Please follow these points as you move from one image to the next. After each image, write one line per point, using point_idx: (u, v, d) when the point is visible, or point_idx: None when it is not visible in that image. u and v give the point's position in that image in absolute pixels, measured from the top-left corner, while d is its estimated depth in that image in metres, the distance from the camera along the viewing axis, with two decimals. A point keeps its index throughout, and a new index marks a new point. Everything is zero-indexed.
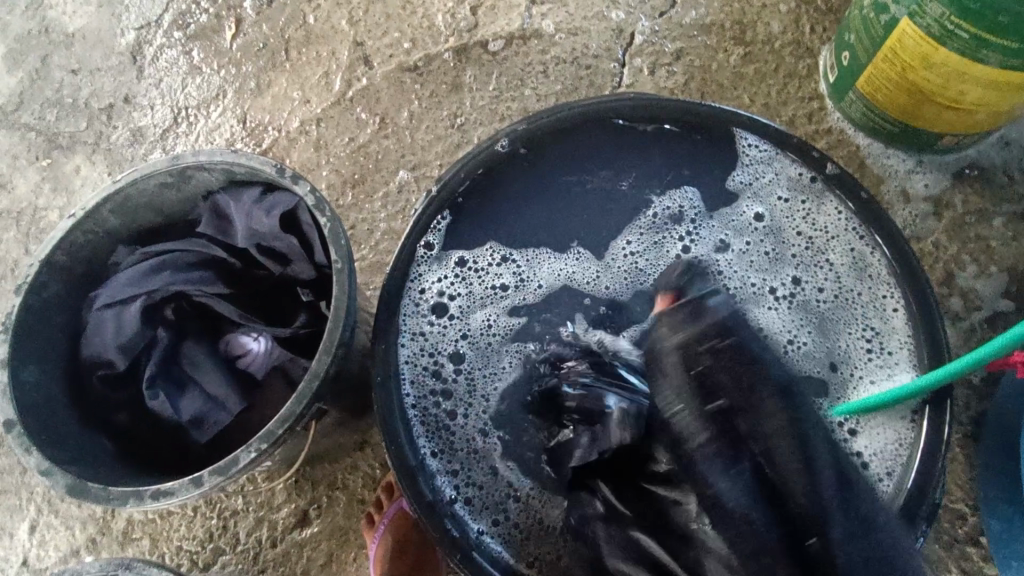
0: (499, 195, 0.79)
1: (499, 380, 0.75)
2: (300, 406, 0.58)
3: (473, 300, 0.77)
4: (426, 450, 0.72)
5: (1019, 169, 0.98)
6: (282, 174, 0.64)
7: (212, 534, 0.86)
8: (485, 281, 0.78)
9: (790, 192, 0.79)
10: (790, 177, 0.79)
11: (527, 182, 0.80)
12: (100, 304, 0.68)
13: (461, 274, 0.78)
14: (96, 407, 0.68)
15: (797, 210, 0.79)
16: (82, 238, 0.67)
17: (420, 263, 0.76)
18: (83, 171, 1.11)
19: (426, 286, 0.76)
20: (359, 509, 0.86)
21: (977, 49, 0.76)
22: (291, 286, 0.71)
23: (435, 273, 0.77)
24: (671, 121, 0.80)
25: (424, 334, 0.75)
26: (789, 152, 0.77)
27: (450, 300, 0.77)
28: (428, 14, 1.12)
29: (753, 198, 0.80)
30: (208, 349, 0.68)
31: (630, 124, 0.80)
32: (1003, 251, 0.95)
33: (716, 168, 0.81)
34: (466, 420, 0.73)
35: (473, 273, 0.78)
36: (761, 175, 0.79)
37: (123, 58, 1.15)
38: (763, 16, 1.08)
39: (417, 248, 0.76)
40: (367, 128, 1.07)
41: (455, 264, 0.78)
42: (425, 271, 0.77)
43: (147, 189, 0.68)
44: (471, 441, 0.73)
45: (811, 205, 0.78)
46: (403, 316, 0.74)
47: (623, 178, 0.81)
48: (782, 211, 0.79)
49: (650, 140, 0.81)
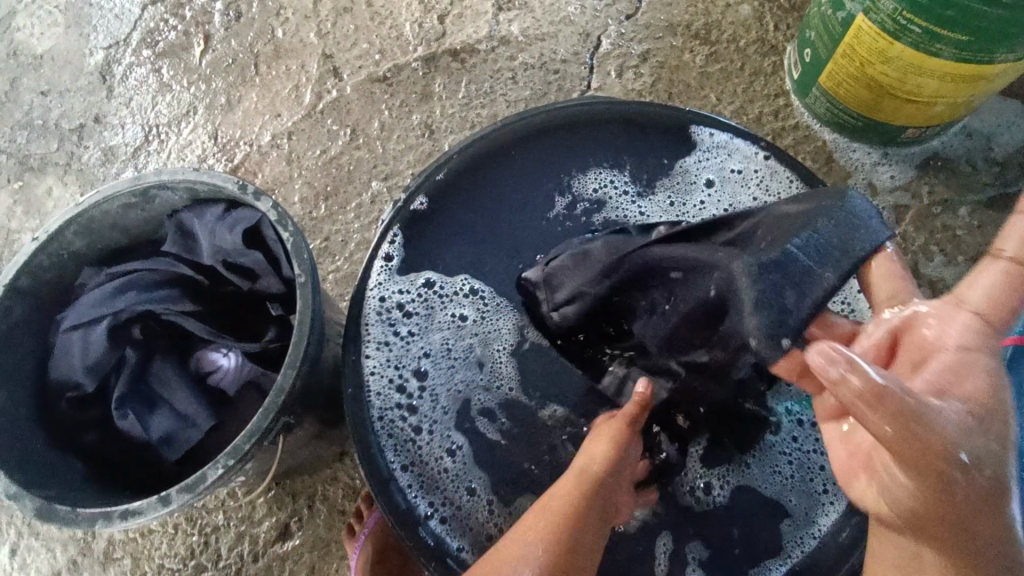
0: (448, 219, 0.79)
1: (460, 398, 0.75)
2: (266, 420, 0.58)
3: (433, 319, 0.77)
4: (396, 464, 0.71)
5: (982, 158, 0.99)
6: (243, 191, 0.65)
7: (193, 551, 0.86)
8: (446, 306, 0.78)
9: (741, 162, 0.81)
10: (745, 152, 0.81)
11: (483, 201, 0.80)
12: (66, 326, 0.68)
13: (424, 293, 0.78)
14: (65, 430, 0.68)
15: (749, 180, 0.81)
16: (47, 261, 0.67)
17: (379, 272, 0.76)
18: (56, 192, 1.10)
19: (386, 296, 0.76)
20: (339, 520, 0.86)
21: (930, 42, 0.77)
22: (260, 300, 0.71)
23: (396, 283, 0.77)
24: (623, 115, 0.82)
25: (387, 345, 0.75)
26: (744, 139, 0.81)
27: (410, 317, 0.77)
28: (396, 24, 1.12)
29: (702, 167, 0.81)
30: (178, 367, 0.68)
31: (576, 126, 0.82)
32: (969, 239, 0.96)
33: (662, 155, 0.82)
34: (433, 436, 0.73)
35: (437, 297, 0.78)
36: (711, 156, 0.81)
37: (92, 78, 1.15)
38: (727, 16, 1.09)
39: (378, 260, 0.76)
40: (339, 139, 1.07)
41: (420, 283, 0.78)
42: (385, 280, 0.77)
43: (111, 211, 0.68)
44: (442, 459, 0.73)
45: (764, 172, 0.80)
46: (367, 327, 0.75)
47: (581, 166, 0.82)
48: (731, 181, 0.81)
49: (596, 135, 0.82)
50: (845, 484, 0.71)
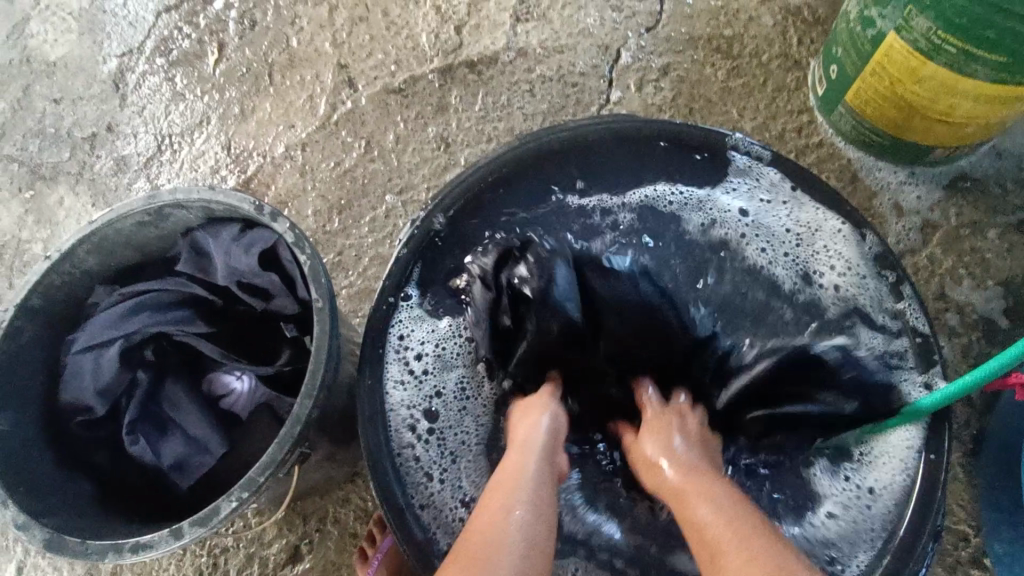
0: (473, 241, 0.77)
1: (479, 440, 0.73)
2: (282, 452, 0.56)
3: (449, 357, 0.75)
4: (413, 502, 0.70)
5: (1013, 179, 0.96)
6: (260, 212, 0.63)
7: (202, 572, 0.84)
8: (456, 342, 0.75)
9: (770, 191, 0.80)
10: (774, 181, 0.79)
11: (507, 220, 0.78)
12: (77, 348, 0.66)
13: (438, 333, 0.75)
14: (75, 453, 0.66)
15: (777, 210, 0.79)
16: (59, 280, 0.66)
17: (399, 309, 0.74)
18: (67, 203, 1.09)
19: (405, 332, 0.74)
20: (351, 544, 0.84)
21: (965, 63, 0.74)
22: (275, 322, 0.69)
23: (413, 319, 0.75)
24: (659, 137, 0.79)
25: (403, 379, 0.73)
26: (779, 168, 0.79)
27: (426, 357, 0.74)
28: (411, 34, 1.11)
29: (733, 199, 0.80)
30: (189, 390, 0.66)
31: (609, 143, 0.79)
32: (999, 263, 0.93)
33: (696, 179, 0.80)
34: (449, 478, 0.72)
35: (446, 333, 0.75)
36: (740, 186, 0.80)
37: (105, 86, 1.14)
38: (750, 29, 1.07)
39: (396, 296, 0.74)
40: (353, 151, 1.06)
41: (441, 322, 0.75)
42: (405, 315, 0.74)
43: (123, 229, 0.67)
44: (460, 503, 0.71)
45: (792, 202, 0.79)
46: (386, 363, 0.73)
47: (613, 186, 0.80)
48: (763, 210, 0.80)
49: (628, 154, 0.80)
50: (882, 521, 0.69)
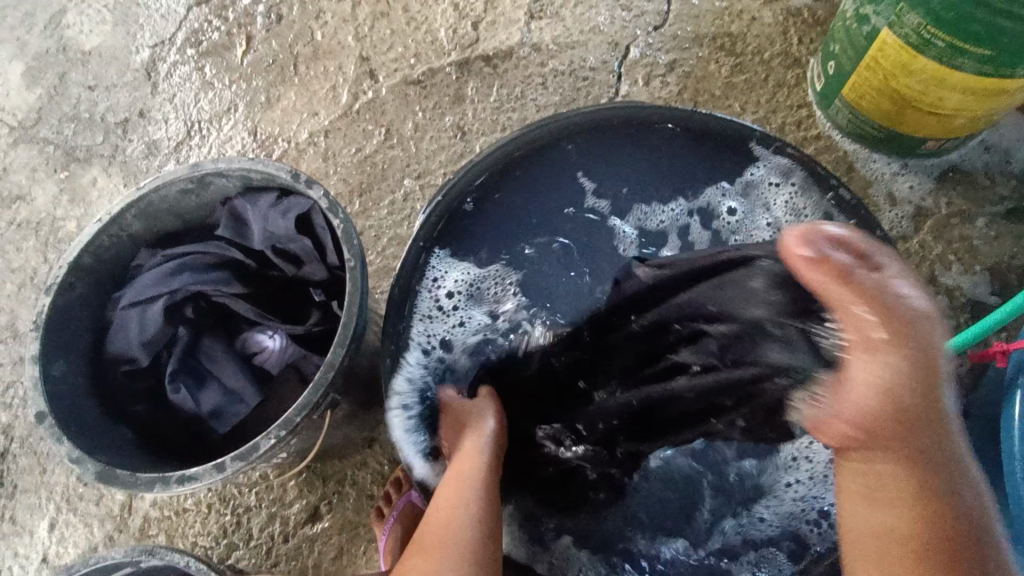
0: (489, 217, 0.83)
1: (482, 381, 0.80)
2: (316, 395, 0.61)
3: (477, 300, 0.81)
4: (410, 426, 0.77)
5: (1000, 171, 1.01)
6: (296, 179, 0.68)
7: (226, 530, 0.89)
8: (484, 288, 0.82)
9: (781, 180, 0.83)
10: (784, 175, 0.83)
11: (513, 202, 0.84)
12: (124, 304, 0.71)
13: (470, 276, 0.82)
14: (119, 403, 0.71)
15: (781, 199, 0.83)
16: (108, 241, 0.71)
17: (434, 256, 0.81)
18: (100, 183, 1.15)
19: (438, 278, 0.80)
20: (368, 504, 0.89)
21: (953, 56, 0.80)
22: (305, 286, 0.74)
23: (447, 263, 0.81)
24: (672, 123, 0.84)
25: (432, 307, 0.80)
26: (790, 164, 0.82)
27: (455, 296, 0.81)
28: (431, 30, 1.17)
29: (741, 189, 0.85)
30: (226, 345, 0.71)
31: (624, 125, 0.85)
32: (986, 249, 0.98)
33: (707, 166, 0.85)
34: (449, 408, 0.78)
35: (476, 279, 0.82)
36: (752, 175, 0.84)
37: (137, 75, 1.20)
38: (752, 29, 1.13)
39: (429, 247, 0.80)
40: (374, 138, 1.11)
41: (470, 270, 0.82)
42: (438, 260, 0.81)
43: (168, 196, 0.72)
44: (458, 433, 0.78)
45: (799, 189, 0.83)
46: (417, 297, 0.80)
47: (625, 166, 0.85)
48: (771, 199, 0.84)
49: (639, 139, 0.85)
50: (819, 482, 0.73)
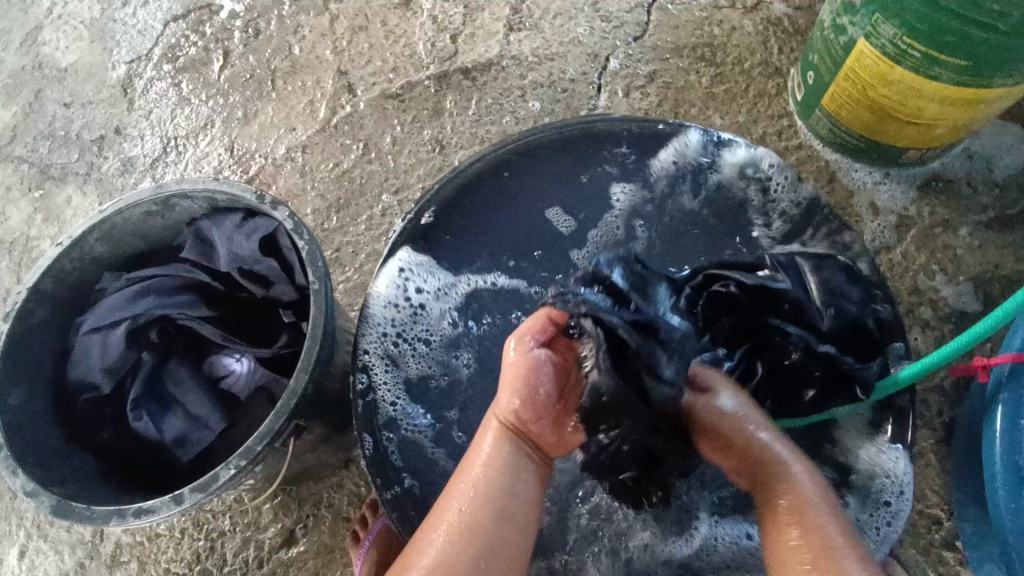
0: (463, 223, 0.81)
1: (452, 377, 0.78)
2: (279, 423, 0.59)
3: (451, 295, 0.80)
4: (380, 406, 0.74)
5: (982, 180, 1.01)
6: (261, 201, 0.67)
7: (199, 555, 0.87)
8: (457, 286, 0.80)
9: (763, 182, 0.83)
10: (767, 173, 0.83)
11: (492, 221, 0.82)
12: (87, 329, 0.69)
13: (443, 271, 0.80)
14: (81, 431, 0.70)
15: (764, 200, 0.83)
16: (69, 265, 0.70)
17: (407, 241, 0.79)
18: (75, 201, 1.13)
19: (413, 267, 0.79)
20: (344, 527, 0.87)
21: (929, 67, 0.79)
22: (273, 308, 0.72)
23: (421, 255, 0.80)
24: (653, 131, 0.84)
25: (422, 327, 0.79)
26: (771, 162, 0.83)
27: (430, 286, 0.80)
28: (409, 43, 1.16)
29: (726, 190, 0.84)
30: (191, 370, 0.70)
31: (602, 138, 0.84)
32: (970, 259, 0.97)
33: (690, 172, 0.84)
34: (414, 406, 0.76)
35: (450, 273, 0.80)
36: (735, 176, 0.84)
37: (114, 91, 1.18)
38: (732, 39, 1.12)
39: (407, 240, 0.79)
40: (352, 153, 1.10)
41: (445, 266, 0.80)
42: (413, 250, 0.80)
43: (132, 218, 0.71)
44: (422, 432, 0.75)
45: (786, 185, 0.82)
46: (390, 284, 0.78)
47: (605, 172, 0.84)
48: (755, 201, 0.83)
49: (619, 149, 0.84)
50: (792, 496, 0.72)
